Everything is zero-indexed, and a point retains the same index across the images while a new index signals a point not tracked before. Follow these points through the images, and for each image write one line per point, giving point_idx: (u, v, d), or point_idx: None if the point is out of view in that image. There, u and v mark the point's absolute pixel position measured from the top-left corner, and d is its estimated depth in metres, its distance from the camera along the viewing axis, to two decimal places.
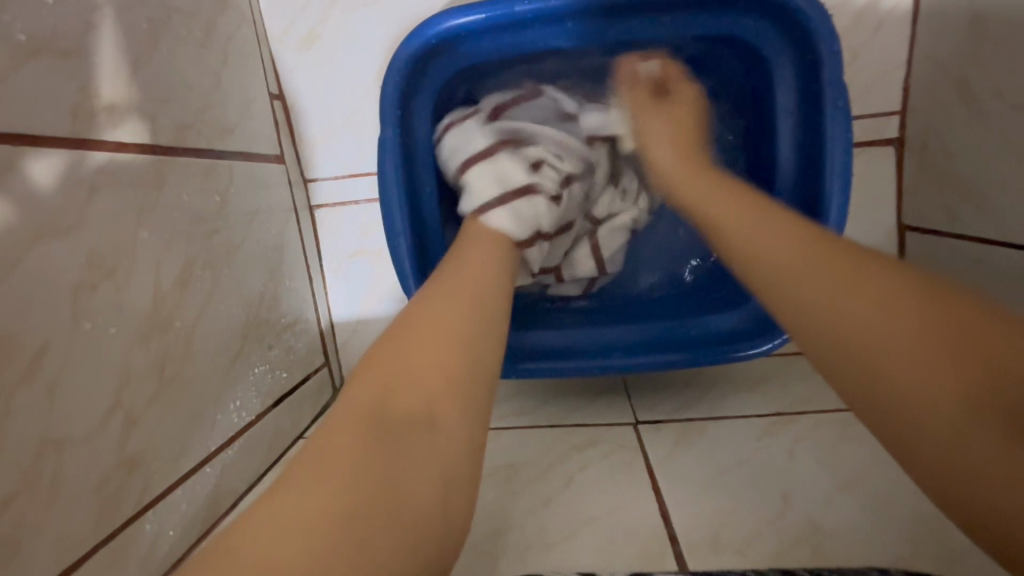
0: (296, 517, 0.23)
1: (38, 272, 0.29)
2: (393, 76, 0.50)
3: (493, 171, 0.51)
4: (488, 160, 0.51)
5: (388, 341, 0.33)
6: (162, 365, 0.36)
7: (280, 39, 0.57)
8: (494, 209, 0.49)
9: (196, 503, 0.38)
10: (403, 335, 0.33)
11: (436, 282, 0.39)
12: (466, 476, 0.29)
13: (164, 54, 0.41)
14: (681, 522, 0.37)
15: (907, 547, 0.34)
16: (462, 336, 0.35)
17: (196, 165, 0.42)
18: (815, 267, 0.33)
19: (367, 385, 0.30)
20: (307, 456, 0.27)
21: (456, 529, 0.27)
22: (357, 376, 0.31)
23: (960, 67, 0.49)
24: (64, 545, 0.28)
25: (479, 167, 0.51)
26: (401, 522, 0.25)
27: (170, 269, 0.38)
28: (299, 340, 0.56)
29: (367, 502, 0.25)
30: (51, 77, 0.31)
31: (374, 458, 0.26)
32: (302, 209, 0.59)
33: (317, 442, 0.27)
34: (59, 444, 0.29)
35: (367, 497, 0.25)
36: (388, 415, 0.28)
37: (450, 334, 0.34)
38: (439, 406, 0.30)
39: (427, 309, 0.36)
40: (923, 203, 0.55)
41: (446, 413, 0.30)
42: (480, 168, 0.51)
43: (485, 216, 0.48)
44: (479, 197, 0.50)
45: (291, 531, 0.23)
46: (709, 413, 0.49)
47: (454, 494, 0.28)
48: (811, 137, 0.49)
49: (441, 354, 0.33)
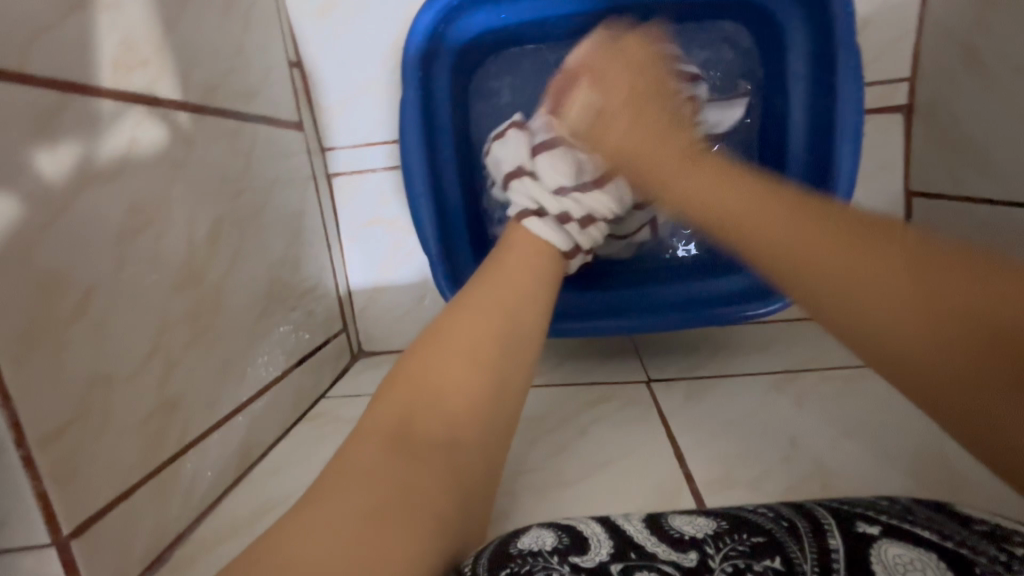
0: (325, 518, 0.27)
1: (87, 213, 0.30)
2: (416, 39, 0.52)
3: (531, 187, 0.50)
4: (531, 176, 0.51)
5: (418, 351, 0.37)
6: (198, 313, 0.38)
7: (298, 8, 0.58)
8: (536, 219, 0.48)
9: (229, 448, 0.40)
10: (433, 348, 0.37)
11: (465, 293, 0.42)
12: (481, 488, 0.33)
13: (192, 15, 0.42)
14: (693, 463, 0.39)
15: (909, 481, 0.36)
16: (489, 351, 0.37)
17: (223, 125, 0.44)
18: (825, 242, 0.29)
19: (393, 400, 0.34)
20: (337, 466, 0.31)
21: (475, 525, 0.31)
22: (384, 391, 0.35)
23: (969, 31, 0.50)
24: (114, 472, 0.30)
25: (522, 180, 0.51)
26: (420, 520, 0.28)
27: (202, 223, 0.40)
28: (319, 304, 0.57)
29: (388, 507, 0.28)
30: (92, 31, 0.33)
31: (393, 471, 0.30)
32: (320, 176, 0.61)
33: (348, 454, 0.32)
34: (108, 379, 0.30)
35: (387, 503, 0.29)
36: (411, 428, 0.32)
37: (480, 350, 0.37)
38: (461, 426, 0.34)
39: (451, 321, 0.38)
40: (928, 170, 0.57)
41: (466, 432, 0.34)
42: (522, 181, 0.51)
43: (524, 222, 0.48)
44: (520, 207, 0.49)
45: (318, 530, 0.27)
46: (719, 370, 0.51)
47: (471, 503, 0.32)
48: (824, 100, 0.50)
49: (465, 370, 0.35)
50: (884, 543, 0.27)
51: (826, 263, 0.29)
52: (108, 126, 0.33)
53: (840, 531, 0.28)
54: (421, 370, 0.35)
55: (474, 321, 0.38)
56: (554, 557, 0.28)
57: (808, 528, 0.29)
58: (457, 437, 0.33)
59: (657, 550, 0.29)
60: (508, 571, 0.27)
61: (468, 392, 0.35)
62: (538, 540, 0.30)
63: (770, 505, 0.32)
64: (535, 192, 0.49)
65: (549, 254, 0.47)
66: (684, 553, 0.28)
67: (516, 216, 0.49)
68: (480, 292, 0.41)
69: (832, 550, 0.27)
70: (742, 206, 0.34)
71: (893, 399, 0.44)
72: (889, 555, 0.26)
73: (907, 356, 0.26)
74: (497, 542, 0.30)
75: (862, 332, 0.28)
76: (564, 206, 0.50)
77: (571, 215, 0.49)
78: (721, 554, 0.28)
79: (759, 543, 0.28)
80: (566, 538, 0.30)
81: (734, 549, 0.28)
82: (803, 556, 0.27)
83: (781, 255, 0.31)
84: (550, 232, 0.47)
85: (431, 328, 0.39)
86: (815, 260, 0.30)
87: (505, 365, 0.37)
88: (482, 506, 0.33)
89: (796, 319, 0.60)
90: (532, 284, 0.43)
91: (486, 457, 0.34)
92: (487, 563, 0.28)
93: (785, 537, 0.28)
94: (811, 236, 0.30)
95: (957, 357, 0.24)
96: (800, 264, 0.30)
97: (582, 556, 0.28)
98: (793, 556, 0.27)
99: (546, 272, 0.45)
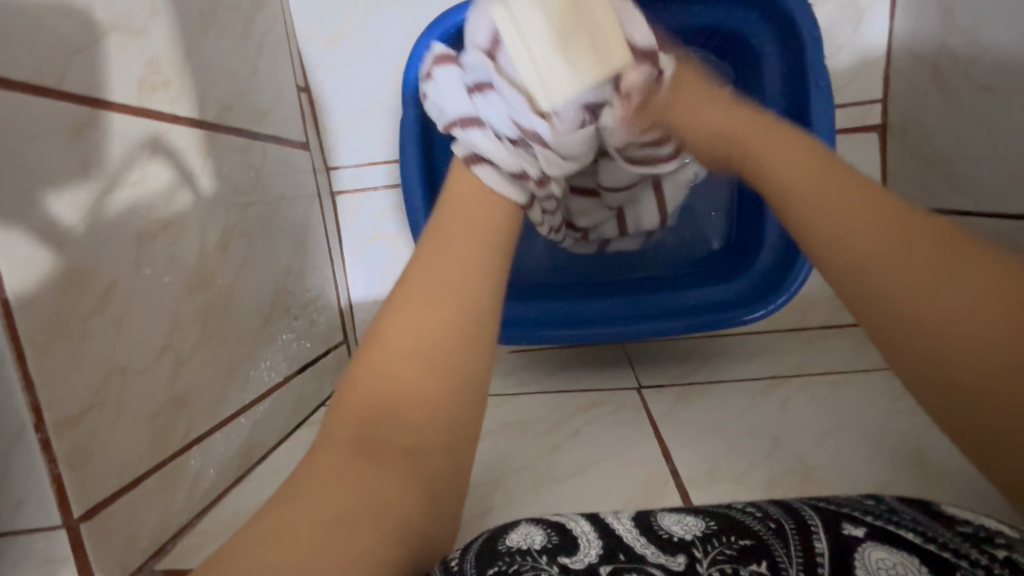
0: (285, 533, 0.25)
1: (108, 218, 0.33)
2: (416, 63, 0.56)
3: (479, 135, 0.45)
4: (479, 125, 0.45)
5: (363, 356, 0.33)
6: (206, 317, 0.40)
7: (308, 38, 0.62)
8: (487, 165, 0.44)
9: (232, 447, 0.42)
10: (377, 352, 0.33)
11: (404, 282, 0.37)
12: (455, 497, 0.32)
13: (210, 41, 0.45)
14: (680, 459, 0.40)
15: (888, 473, 0.37)
16: (449, 336, 0.34)
17: (235, 142, 0.47)
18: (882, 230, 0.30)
19: (350, 410, 0.31)
20: (297, 483, 0.28)
21: (448, 529, 0.31)
22: (339, 402, 0.32)
23: (935, 55, 0.54)
24: (124, 462, 0.32)
25: (473, 130, 0.45)
26: (389, 533, 0.26)
27: (213, 232, 0.42)
28: (322, 315, 0.59)
29: (353, 518, 0.26)
30: (123, 53, 0.36)
31: (353, 485, 0.28)
32: (325, 194, 0.63)
33: (305, 471, 0.29)
34: (122, 370, 0.32)
35: (354, 514, 0.26)
36: (376, 433, 0.30)
37: (428, 351, 0.33)
38: (422, 432, 0.31)
39: (397, 318, 0.34)
40: (905, 185, 0.60)
41: (429, 437, 0.31)
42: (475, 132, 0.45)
43: (475, 167, 0.44)
44: (472, 142, 0.44)
45: (275, 546, 0.24)
46: (708, 377, 0.53)
47: (444, 510, 0.31)
48: (800, 118, 0.53)
49: (417, 372, 0.32)
50: (868, 546, 0.27)
51: (876, 256, 0.30)
52: (130, 156, 0.35)
53: (826, 533, 0.28)
54: (372, 373, 0.32)
55: (412, 316, 0.34)
56: (543, 557, 0.28)
57: (794, 530, 0.28)
58: (422, 435, 0.31)
59: (647, 552, 0.29)
60: (495, 570, 0.27)
61: (421, 395, 0.32)
62: (528, 538, 0.30)
63: (757, 503, 0.31)
64: (480, 143, 0.44)
65: (504, 213, 0.42)
66: (672, 555, 0.28)
67: (467, 152, 0.45)
68: (423, 277, 0.36)
69: (817, 553, 0.27)
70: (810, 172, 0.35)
71: (875, 399, 0.45)
72: (873, 560, 0.26)
73: (938, 352, 0.26)
74: (487, 536, 0.30)
75: (907, 323, 0.27)
76: (520, 163, 0.45)
77: (529, 174, 0.45)
78: (709, 558, 0.28)
79: (746, 546, 0.28)
80: (555, 537, 0.30)
81: (722, 553, 0.28)
82: (789, 560, 0.27)
83: (830, 221, 0.32)
84: (501, 181, 0.43)
85: (376, 327, 0.35)
86: (861, 246, 0.30)
87: (457, 354, 0.34)
88: (454, 508, 0.32)
89: (782, 331, 0.62)
90: (481, 252, 0.38)
91: (463, 463, 0.32)
92: (475, 559, 0.28)
93: (771, 538, 0.28)
94: (898, 216, 0.30)
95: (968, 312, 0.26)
96: (853, 219, 0.31)
97: (571, 557, 0.28)
98: (779, 560, 0.27)
99: (488, 238, 0.40)
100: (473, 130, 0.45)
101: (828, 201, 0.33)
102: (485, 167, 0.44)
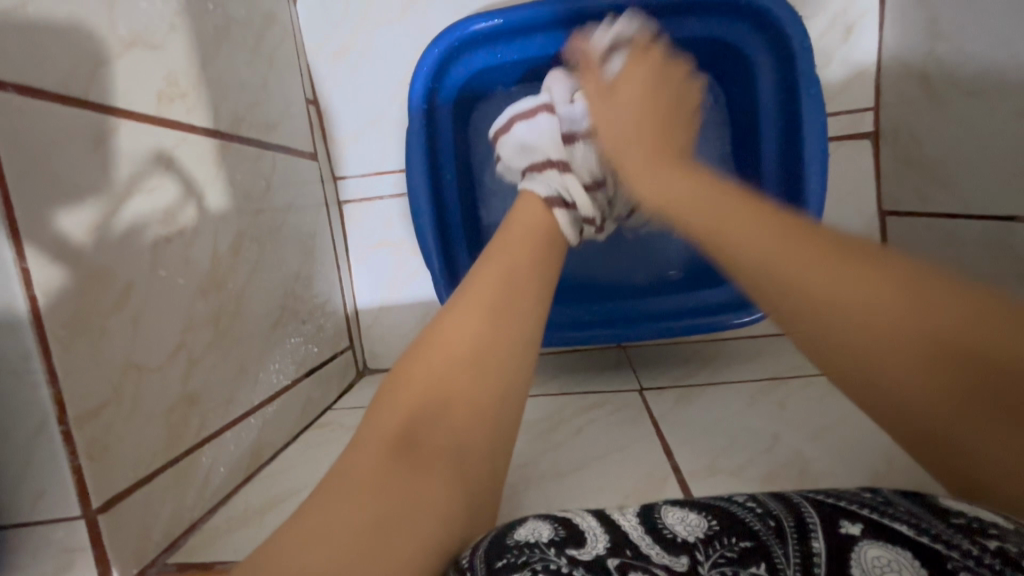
0: (318, 530, 0.26)
1: (127, 221, 0.34)
2: (421, 78, 0.58)
3: (558, 179, 0.49)
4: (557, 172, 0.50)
5: (413, 357, 0.36)
6: (217, 318, 0.41)
7: (316, 52, 0.64)
8: (561, 207, 0.47)
9: (242, 446, 0.42)
10: (432, 350, 0.36)
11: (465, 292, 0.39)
12: (487, 501, 0.33)
13: (222, 54, 0.47)
14: (680, 455, 0.41)
15: (883, 465, 0.38)
16: (496, 356, 0.36)
17: (247, 151, 0.48)
18: (822, 282, 0.31)
19: (395, 405, 0.33)
20: (336, 478, 0.30)
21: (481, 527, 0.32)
22: (386, 395, 0.34)
23: (922, 62, 0.56)
24: (139, 456, 0.33)
25: (550, 172, 0.50)
26: (427, 529, 0.28)
27: (224, 238, 0.44)
28: (328, 320, 0.61)
29: (394, 509, 0.28)
30: (142, 65, 0.37)
31: (391, 478, 0.29)
32: (332, 203, 0.65)
33: (343, 464, 0.31)
34: (138, 368, 0.33)
35: (392, 505, 0.28)
36: (415, 437, 0.31)
37: (480, 356, 0.36)
38: (465, 435, 0.33)
39: (454, 326, 0.37)
40: (898, 190, 0.61)
41: (469, 439, 0.33)
42: (549, 175, 0.49)
43: (555, 209, 0.47)
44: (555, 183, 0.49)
45: (309, 540, 0.26)
46: (708, 379, 0.53)
47: (477, 513, 0.31)
48: (791, 124, 0.56)
49: (471, 381, 0.35)
50: (863, 545, 0.26)
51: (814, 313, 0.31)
52: (143, 170, 0.36)
53: (824, 533, 0.27)
54: (426, 374, 0.34)
55: (469, 320, 0.37)
56: (551, 548, 0.28)
57: (792, 529, 0.27)
58: (462, 442, 0.33)
59: (652, 552, 0.28)
60: (503, 562, 0.27)
61: (468, 403, 0.34)
62: (535, 532, 0.29)
63: (758, 500, 0.31)
64: (564, 185, 0.49)
65: (549, 243, 0.45)
66: (675, 556, 0.28)
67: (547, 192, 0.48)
68: (473, 296, 0.38)
69: (814, 554, 0.26)
70: (718, 212, 0.37)
71: None
72: (869, 559, 0.25)
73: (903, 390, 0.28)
74: (494, 533, 0.30)
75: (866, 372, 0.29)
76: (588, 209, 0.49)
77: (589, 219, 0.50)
78: (711, 561, 0.27)
79: (747, 549, 0.27)
80: (562, 530, 0.29)
81: (723, 555, 0.27)
82: (786, 560, 0.26)
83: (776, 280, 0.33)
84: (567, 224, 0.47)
85: (432, 332, 0.37)
86: (804, 302, 0.31)
87: (511, 365, 0.37)
88: (490, 492, 0.33)
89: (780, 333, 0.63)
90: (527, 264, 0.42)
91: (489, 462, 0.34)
92: (485, 553, 0.28)
93: (770, 539, 0.27)
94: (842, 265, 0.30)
95: (881, 341, 0.28)
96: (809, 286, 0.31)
97: (579, 549, 0.28)
98: (777, 562, 0.26)
99: (540, 265, 0.43)
100: (550, 174, 0.49)
101: (762, 247, 0.34)
102: (560, 210, 0.47)
